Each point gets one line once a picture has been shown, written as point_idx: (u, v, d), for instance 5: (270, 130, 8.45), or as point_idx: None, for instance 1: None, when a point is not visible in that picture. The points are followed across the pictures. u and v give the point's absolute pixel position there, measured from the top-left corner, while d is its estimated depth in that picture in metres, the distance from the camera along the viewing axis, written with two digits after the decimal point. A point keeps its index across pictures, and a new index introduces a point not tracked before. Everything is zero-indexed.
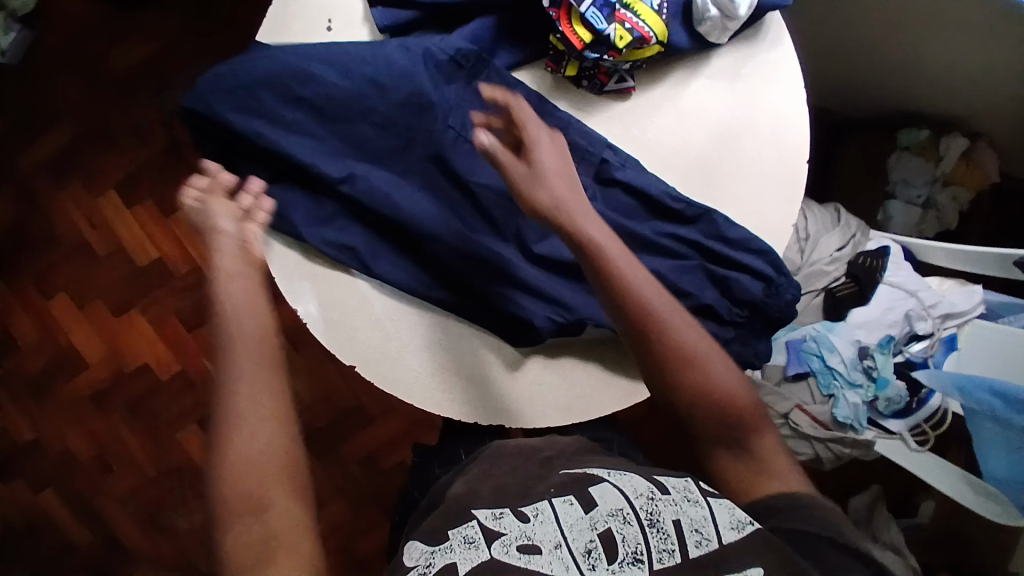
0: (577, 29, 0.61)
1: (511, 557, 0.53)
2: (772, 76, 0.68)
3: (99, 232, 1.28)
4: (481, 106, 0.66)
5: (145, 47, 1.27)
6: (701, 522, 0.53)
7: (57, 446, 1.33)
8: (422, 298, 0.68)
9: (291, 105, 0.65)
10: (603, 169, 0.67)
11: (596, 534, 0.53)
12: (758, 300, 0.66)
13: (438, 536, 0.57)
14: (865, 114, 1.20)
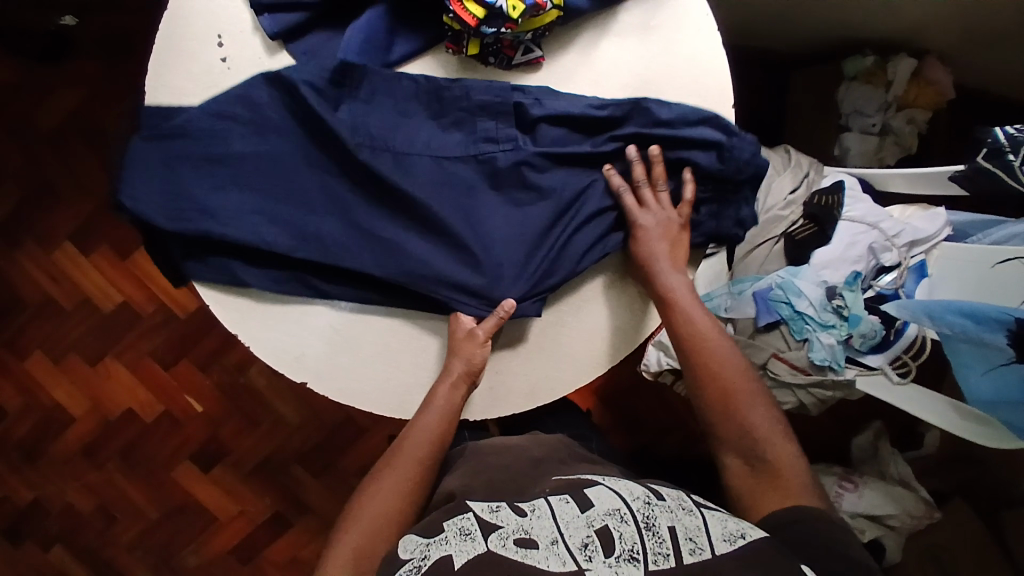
0: (468, 6, 0.59)
1: (507, 549, 0.51)
2: (681, 23, 0.66)
3: (63, 286, 1.27)
4: (387, 99, 0.64)
5: (73, 93, 1.24)
6: (696, 531, 0.54)
7: (58, 504, 1.32)
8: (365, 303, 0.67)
9: (194, 130, 0.63)
10: (522, 111, 0.65)
11: (592, 531, 0.53)
12: (713, 169, 0.65)
13: (433, 528, 0.56)
14: (807, 49, 1.18)
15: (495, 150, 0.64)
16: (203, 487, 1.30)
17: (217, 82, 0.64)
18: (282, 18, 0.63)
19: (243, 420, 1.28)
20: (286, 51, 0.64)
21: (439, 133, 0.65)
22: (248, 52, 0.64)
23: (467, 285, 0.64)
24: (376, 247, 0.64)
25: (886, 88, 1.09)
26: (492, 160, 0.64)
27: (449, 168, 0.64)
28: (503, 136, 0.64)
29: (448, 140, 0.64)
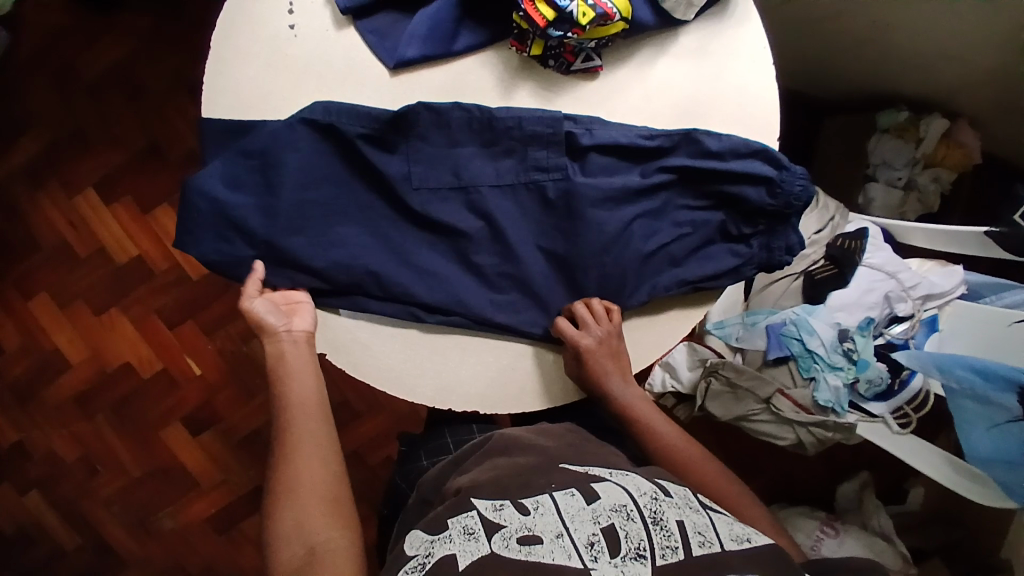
0: (539, 7, 0.60)
1: (511, 550, 0.53)
2: (739, 53, 0.68)
3: (79, 232, 1.27)
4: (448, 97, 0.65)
5: (118, 44, 1.25)
6: (704, 528, 0.56)
7: (42, 450, 1.31)
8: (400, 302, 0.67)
9: (252, 91, 0.64)
10: (570, 141, 0.66)
11: (598, 528, 0.54)
12: (765, 206, 0.65)
13: (438, 525, 0.58)
14: (843, 98, 1.21)
15: (546, 179, 0.66)
16: (189, 451, 1.29)
17: (280, 47, 0.64)
18: None
19: (240, 390, 1.28)
20: (354, 27, 0.64)
21: (490, 164, 0.66)
22: (316, 23, 0.64)
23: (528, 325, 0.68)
24: (426, 275, 0.66)
25: (916, 144, 1.12)
26: (542, 187, 0.66)
27: (500, 193, 0.66)
28: (553, 165, 0.66)
29: (498, 169, 0.66)
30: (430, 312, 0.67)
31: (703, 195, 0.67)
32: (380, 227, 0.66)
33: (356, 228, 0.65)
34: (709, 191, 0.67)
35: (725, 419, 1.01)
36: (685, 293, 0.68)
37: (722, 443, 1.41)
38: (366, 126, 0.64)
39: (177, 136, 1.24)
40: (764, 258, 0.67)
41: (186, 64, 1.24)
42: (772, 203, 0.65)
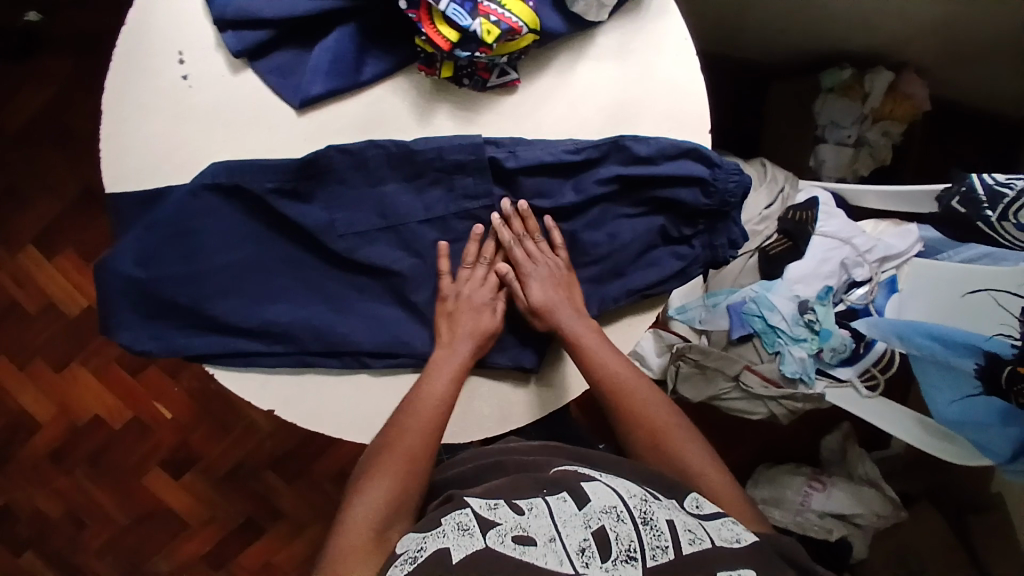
0: (441, 29, 0.57)
1: (506, 548, 0.49)
2: (659, 47, 0.66)
3: (25, 289, 1.22)
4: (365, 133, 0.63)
5: (33, 90, 1.19)
6: (694, 527, 0.53)
7: (25, 510, 1.29)
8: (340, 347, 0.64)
9: (155, 151, 0.61)
10: (495, 166, 0.64)
11: (590, 532, 0.50)
12: (703, 208, 0.64)
13: (428, 523, 0.53)
14: (787, 61, 1.20)
15: (477, 207, 0.64)
16: (173, 492, 1.28)
17: (178, 99, 0.61)
18: (247, 35, 0.60)
19: (216, 426, 1.27)
20: (252, 69, 0.61)
21: (417, 197, 0.64)
22: (212, 68, 0.61)
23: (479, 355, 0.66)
24: (364, 322, 0.64)
25: (863, 100, 1.11)
26: (475, 216, 0.65)
27: (429, 227, 0.64)
28: (481, 192, 0.64)
29: (427, 203, 0.64)
30: (377, 356, 0.65)
31: (640, 202, 0.66)
32: (313, 273, 0.64)
33: (285, 279, 0.63)
34: (643, 198, 0.65)
35: (698, 400, 1.02)
36: (634, 303, 0.68)
37: (703, 414, 1.42)
38: (283, 174, 0.61)
39: None
40: (708, 256, 0.66)
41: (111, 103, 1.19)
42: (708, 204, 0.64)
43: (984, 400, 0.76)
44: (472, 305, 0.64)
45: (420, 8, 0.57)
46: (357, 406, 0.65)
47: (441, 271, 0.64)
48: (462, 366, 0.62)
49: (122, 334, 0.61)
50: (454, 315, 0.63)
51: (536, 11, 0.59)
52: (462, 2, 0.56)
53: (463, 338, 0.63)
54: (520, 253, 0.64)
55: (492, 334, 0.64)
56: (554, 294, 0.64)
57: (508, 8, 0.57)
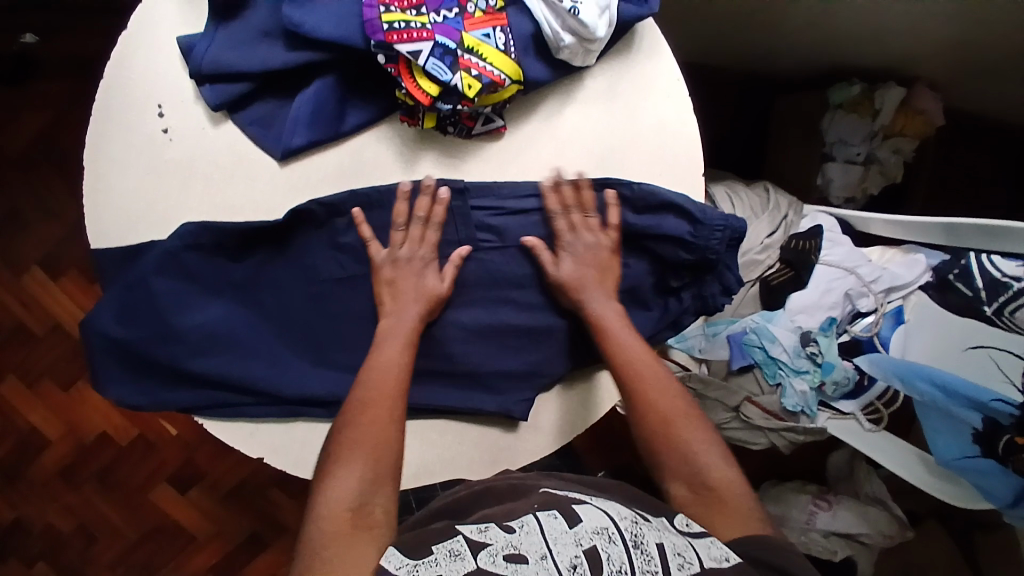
0: (421, 83, 0.55)
1: (498, 567, 0.45)
2: (649, 89, 0.64)
3: (32, 311, 1.24)
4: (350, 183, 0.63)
5: (37, 115, 1.21)
6: (684, 549, 0.49)
7: (39, 524, 1.32)
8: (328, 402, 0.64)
9: (143, 207, 0.61)
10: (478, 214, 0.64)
11: (581, 550, 0.46)
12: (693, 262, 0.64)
13: (418, 550, 0.48)
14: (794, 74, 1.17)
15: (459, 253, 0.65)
16: (180, 508, 1.30)
17: (159, 153, 0.60)
18: (224, 89, 0.59)
19: (221, 443, 1.29)
20: (232, 121, 0.61)
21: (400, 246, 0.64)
22: (191, 121, 0.60)
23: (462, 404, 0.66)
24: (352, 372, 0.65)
25: (873, 117, 1.07)
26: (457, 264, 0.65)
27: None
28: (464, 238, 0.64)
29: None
30: None
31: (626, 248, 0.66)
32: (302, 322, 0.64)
33: (273, 331, 0.64)
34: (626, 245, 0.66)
35: None
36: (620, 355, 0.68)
37: None
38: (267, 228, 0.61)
39: None
40: (698, 305, 0.66)
41: None
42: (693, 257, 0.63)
43: (981, 462, 0.76)
44: (414, 270, 0.62)
45: (399, 63, 0.55)
46: None
47: (366, 239, 0.62)
48: (412, 331, 0.61)
49: (112, 389, 0.63)
50: (395, 282, 0.62)
51: (518, 61, 0.57)
52: (441, 57, 0.54)
53: (408, 303, 0.62)
54: (563, 223, 0.63)
55: (443, 297, 0.62)
56: (584, 268, 0.63)
57: (488, 60, 0.55)
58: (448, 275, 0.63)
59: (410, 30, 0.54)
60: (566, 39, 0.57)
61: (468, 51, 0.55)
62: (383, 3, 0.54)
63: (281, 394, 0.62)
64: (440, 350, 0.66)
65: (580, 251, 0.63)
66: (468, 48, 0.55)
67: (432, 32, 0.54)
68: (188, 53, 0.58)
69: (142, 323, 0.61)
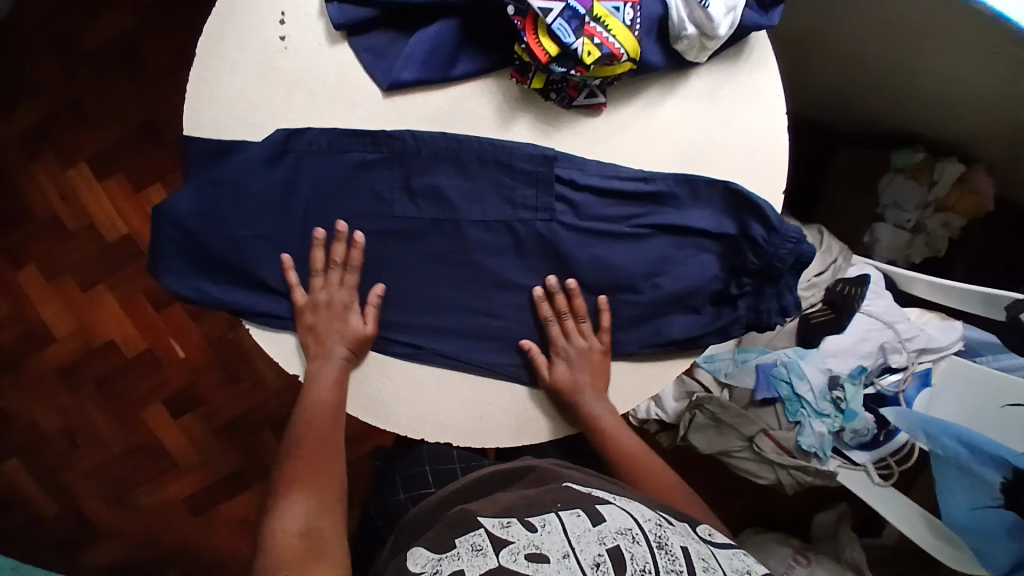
0: (542, 41, 0.56)
1: (519, 565, 0.46)
2: (750, 101, 0.65)
3: (71, 206, 1.24)
4: (444, 128, 0.63)
5: (124, 19, 1.23)
6: (708, 555, 0.51)
7: (24, 418, 1.32)
8: (379, 339, 0.66)
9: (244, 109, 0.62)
10: (560, 184, 0.64)
11: (605, 549, 0.47)
12: (764, 267, 0.63)
13: (444, 542, 0.51)
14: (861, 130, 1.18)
15: (533, 218, 0.65)
16: (169, 431, 1.30)
17: (273, 59, 0.62)
18: (351, 9, 0.60)
19: (226, 376, 1.27)
20: (348, 43, 0.62)
21: (477, 200, 0.65)
22: (310, 36, 0.62)
23: (503, 366, 0.67)
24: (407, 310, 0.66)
25: (929, 186, 1.08)
26: (527, 227, 0.65)
27: (482, 230, 0.65)
28: (541, 205, 0.65)
29: (485, 204, 0.65)
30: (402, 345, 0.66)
31: (695, 245, 0.65)
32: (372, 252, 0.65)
33: (340, 256, 0.65)
34: (690, 242, 0.65)
35: (707, 452, 1.00)
36: (666, 351, 0.67)
37: (703, 463, 1.40)
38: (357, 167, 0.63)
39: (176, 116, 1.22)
40: (750, 319, 0.64)
41: (191, 41, 1.22)
42: (766, 262, 0.62)
43: (996, 519, 0.76)
44: (336, 314, 0.64)
45: (527, 17, 0.56)
46: (384, 392, 0.66)
47: (292, 284, 0.64)
48: (341, 372, 0.64)
49: (169, 279, 0.63)
50: (318, 326, 0.64)
51: (640, 40, 0.58)
52: (569, 19, 0.56)
53: (334, 346, 0.64)
54: (556, 330, 0.66)
55: (369, 336, 0.65)
56: (580, 375, 0.65)
57: (613, 32, 0.56)
58: (372, 316, 0.65)
59: None
60: (689, 29, 0.58)
61: (595, 20, 0.56)
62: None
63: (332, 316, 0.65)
64: (492, 309, 0.67)
65: (588, 356, 0.66)
66: (596, 18, 0.56)
67: None
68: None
69: (216, 220, 0.63)
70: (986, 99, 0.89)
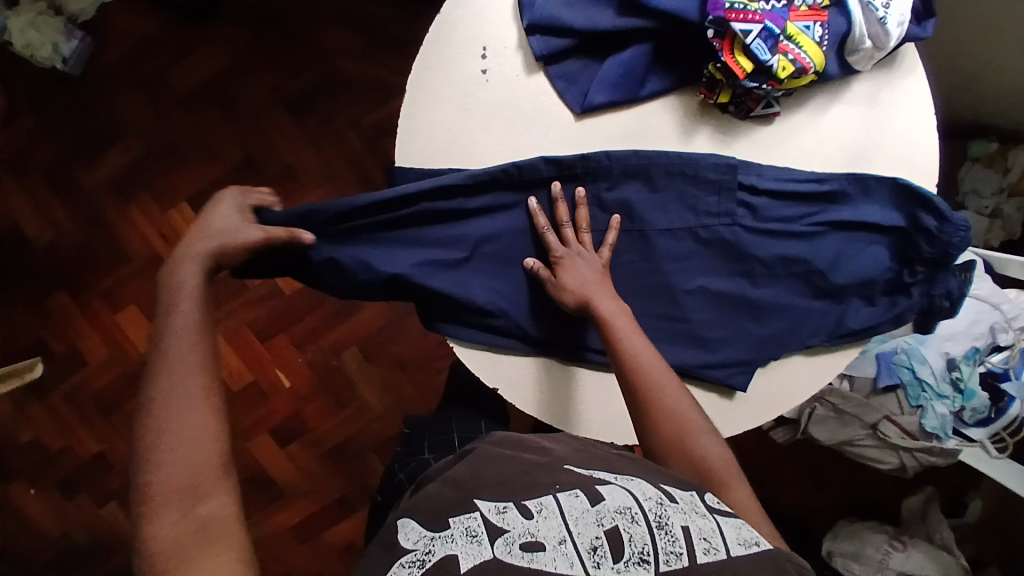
0: (739, 60, 0.62)
1: (514, 557, 0.46)
2: (907, 103, 0.70)
3: (172, 246, 1.27)
4: (633, 146, 0.69)
5: (214, 62, 1.27)
6: (711, 533, 0.49)
7: (124, 459, 1.30)
8: (572, 351, 0.70)
9: (451, 147, 0.69)
10: (741, 191, 0.69)
11: (602, 531, 0.48)
12: (939, 256, 0.68)
13: (437, 520, 0.50)
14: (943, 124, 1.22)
15: (717, 223, 0.69)
16: (276, 461, 1.29)
17: (473, 89, 0.69)
18: (550, 41, 0.68)
19: (331, 400, 1.28)
20: (544, 72, 0.69)
21: (663, 209, 0.70)
22: (509, 67, 0.69)
23: (690, 363, 0.71)
24: None
25: (1005, 173, 1.11)
26: (710, 232, 0.70)
27: (670, 238, 0.70)
28: (723, 211, 0.69)
29: (670, 214, 0.70)
30: (591, 350, 0.70)
31: (867, 240, 0.70)
32: None
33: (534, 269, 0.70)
34: (861, 235, 0.70)
35: (829, 443, 1.06)
36: (840, 343, 0.72)
37: (792, 460, 1.42)
38: (545, 171, 0.68)
39: (272, 153, 1.26)
40: (924, 304, 0.70)
41: (283, 81, 1.27)
42: (939, 254, 0.68)
43: None
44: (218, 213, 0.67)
45: (725, 38, 0.62)
46: (577, 400, 0.71)
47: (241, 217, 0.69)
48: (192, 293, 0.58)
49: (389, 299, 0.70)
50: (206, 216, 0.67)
51: (825, 55, 0.64)
52: (766, 39, 0.62)
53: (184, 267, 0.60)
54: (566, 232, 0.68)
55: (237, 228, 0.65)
56: (589, 276, 0.66)
57: (804, 49, 0.63)
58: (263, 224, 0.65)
59: (745, 11, 0.62)
60: (866, 43, 0.64)
61: (788, 38, 0.62)
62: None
63: (527, 326, 0.70)
64: (680, 310, 0.71)
65: (585, 250, 0.68)
66: (789, 36, 0.62)
67: (762, 17, 0.62)
68: (526, 7, 0.68)
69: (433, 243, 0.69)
70: None
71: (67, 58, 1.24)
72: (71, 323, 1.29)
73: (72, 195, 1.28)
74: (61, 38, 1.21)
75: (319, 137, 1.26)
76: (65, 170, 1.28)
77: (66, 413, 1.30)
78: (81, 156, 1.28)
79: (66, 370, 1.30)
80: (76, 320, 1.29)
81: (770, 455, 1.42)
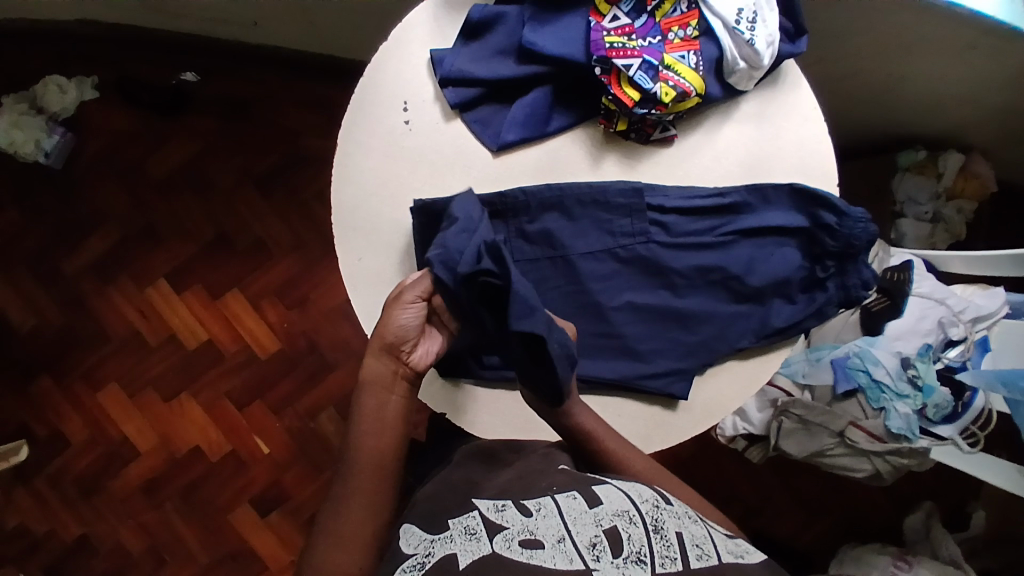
0: (626, 91, 0.69)
1: (513, 552, 0.52)
2: (795, 115, 0.75)
3: (150, 323, 1.32)
4: (545, 179, 0.75)
5: (185, 148, 1.37)
6: (703, 540, 0.56)
7: (107, 541, 1.29)
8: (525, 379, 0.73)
9: (379, 195, 0.75)
10: (649, 212, 0.73)
11: (601, 530, 0.53)
12: (845, 249, 0.72)
13: (437, 525, 0.58)
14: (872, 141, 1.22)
15: (632, 242, 0.73)
16: (259, 533, 1.28)
17: (397, 139, 0.76)
18: (461, 92, 0.75)
19: (309, 466, 1.29)
20: (460, 118, 0.76)
21: (581, 234, 0.73)
22: (428, 117, 0.76)
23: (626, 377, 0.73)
24: None
25: (937, 179, 1.15)
26: (628, 251, 0.73)
27: (593, 259, 0.73)
28: (636, 231, 0.73)
29: (589, 238, 0.73)
30: None
31: (778, 243, 0.74)
32: None
33: None
34: (770, 239, 0.74)
35: (802, 456, 1.04)
36: (767, 342, 0.74)
37: (786, 488, 1.37)
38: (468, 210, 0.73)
39: (243, 226, 1.34)
40: (841, 296, 0.73)
41: (251, 161, 1.36)
42: (849, 248, 0.72)
43: None
44: None
45: (611, 74, 0.70)
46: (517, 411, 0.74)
47: None
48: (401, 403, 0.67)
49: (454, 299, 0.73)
50: None
51: (704, 78, 0.71)
52: (646, 70, 0.69)
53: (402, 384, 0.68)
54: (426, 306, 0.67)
55: None
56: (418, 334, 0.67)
57: (682, 76, 0.70)
58: None
59: (623, 49, 0.69)
60: (740, 64, 0.71)
61: (666, 68, 0.70)
62: (606, 29, 0.71)
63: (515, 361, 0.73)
64: (610, 326, 0.74)
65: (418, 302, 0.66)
66: (667, 66, 0.70)
67: (639, 52, 0.70)
68: (437, 64, 0.75)
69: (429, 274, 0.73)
70: (963, 104, 1.03)
71: (49, 153, 1.33)
72: (54, 407, 1.32)
73: (54, 282, 1.34)
74: (43, 136, 1.32)
75: (286, 209, 1.34)
76: (49, 258, 1.35)
77: (49, 497, 1.30)
78: (62, 245, 1.35)
79: (50, 452, 1.31)
80: (59, 404, 1.32)
81: (761, 484, 1.37)
